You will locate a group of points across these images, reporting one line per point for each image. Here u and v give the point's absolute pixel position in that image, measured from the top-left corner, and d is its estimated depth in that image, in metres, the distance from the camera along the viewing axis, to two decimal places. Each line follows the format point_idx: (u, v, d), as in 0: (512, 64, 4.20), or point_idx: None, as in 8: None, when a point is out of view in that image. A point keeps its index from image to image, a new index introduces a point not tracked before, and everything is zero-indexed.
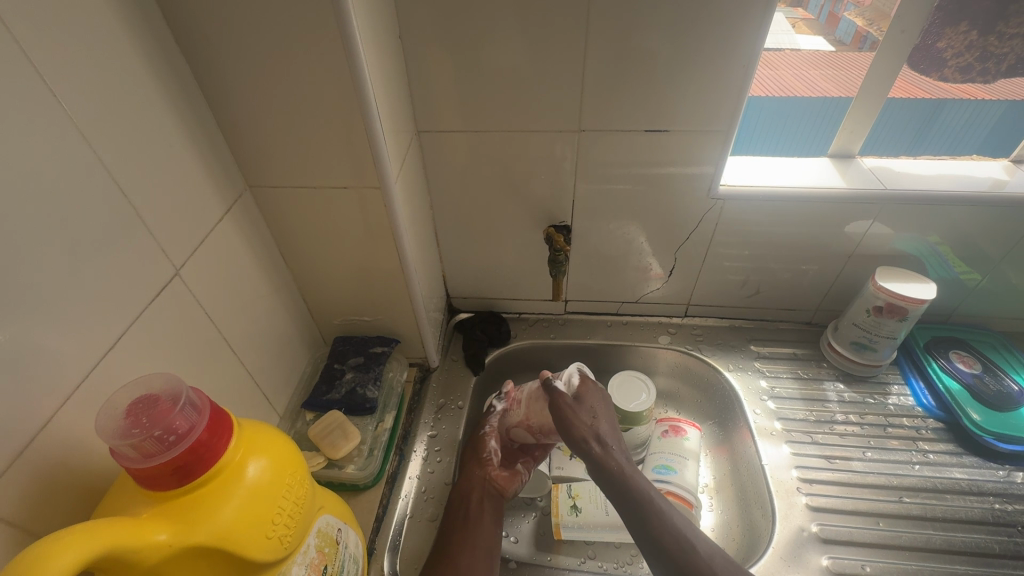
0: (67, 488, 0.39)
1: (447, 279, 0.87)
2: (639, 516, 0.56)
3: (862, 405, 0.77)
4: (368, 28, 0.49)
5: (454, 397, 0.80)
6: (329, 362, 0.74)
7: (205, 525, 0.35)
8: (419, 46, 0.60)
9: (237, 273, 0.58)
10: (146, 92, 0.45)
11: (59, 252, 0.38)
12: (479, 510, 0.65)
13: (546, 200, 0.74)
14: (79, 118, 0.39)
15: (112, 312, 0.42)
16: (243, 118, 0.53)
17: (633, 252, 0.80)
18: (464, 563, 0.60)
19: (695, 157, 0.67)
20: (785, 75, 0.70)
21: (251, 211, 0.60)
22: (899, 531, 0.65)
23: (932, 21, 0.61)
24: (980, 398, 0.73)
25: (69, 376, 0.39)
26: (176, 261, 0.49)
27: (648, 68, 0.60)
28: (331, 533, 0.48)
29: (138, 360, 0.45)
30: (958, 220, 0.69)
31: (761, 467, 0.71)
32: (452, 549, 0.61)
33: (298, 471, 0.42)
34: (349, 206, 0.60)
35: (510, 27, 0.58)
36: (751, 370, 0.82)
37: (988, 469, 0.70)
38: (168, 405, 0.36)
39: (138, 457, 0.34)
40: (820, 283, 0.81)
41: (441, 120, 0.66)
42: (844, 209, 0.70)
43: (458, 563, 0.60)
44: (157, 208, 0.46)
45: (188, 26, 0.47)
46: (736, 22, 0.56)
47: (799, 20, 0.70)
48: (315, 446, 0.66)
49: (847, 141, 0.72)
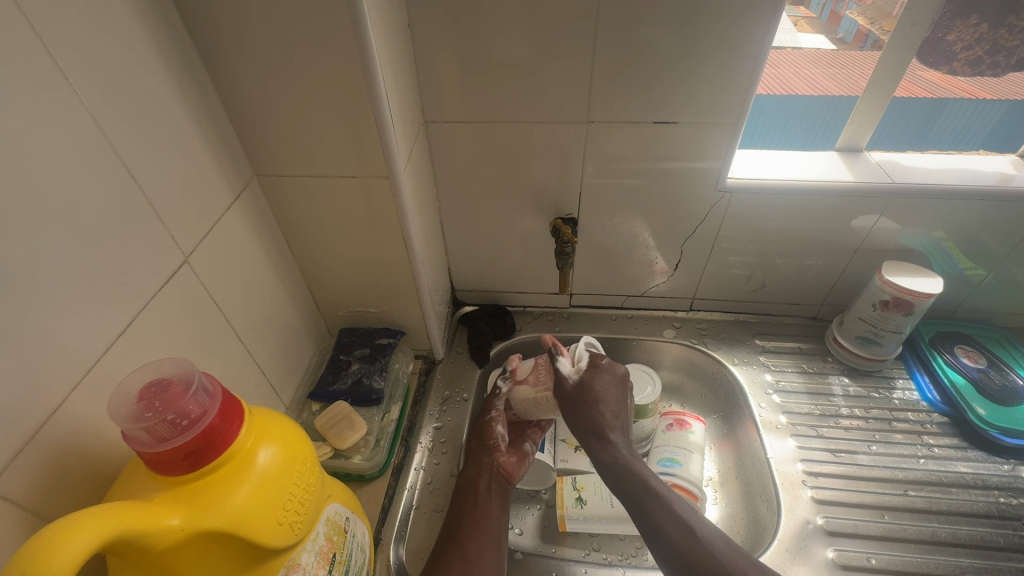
0: (79, 473, 0.39)
1: (452, 272, 0.87)
2: (649, 512, 0.54)
3: (867, 399, 0.77)
4: (377, 16, 0.49)
5: (459, 389, 0.80)
6: (335, 353, 0.74)
7: (217, 510, 0.35)
8: (428, 36, 0.60)
9: (244, 262, 0.57)
10: (156, 79, 0.44)
11: (70, 238, 0.38)
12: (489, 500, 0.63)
13: (552, 193, 0.74)
14: (90, 103, 0.38)
15: (122, 299, 0.42)
16: (252, 107, 0.53)
17: (638, 246, 0.79)
18: (474, 549, 0.58)
19: (702, 150, 0.67)
20: (787, 73, 0.69)
21: (258, 200, 0.60)
22: (904, 524, 0.65)
23: (942, 14, 0.60)
24: (985, 392, 0.73)
25: (80, 362, 0.39)
26: (186, 249, 0.49)
27: (658, 60, 0.59)
28: (339, 522, 0.48)
29: (148, 347, 0.45)
30: (964, 215, 0.69)
31: (767, 460, 0.72)
32: (463, 539, 0.59)
33: (308, 459, 0.42)
34: (356, 196, 0.60)
35: (520, 17, 0.57)
36: (756, 365, 0.82)
37: (993, 464, 0.70)
38: (180, 390, 0.36)
39: (150, 441, 0.34)
40: (826, 277, 0.81)
41: (448, 111, 0.66)
42: (851, 203, 0.70)
43: (466, 548, 0.58)
44: (166, 195, 0.46)
45: (197, 13, 0.47)
46: (747, 14, 0.55)
47: (801, 18, 0.68)
48: (321, 436, 0.66)
49: (854, 134, 0.71)
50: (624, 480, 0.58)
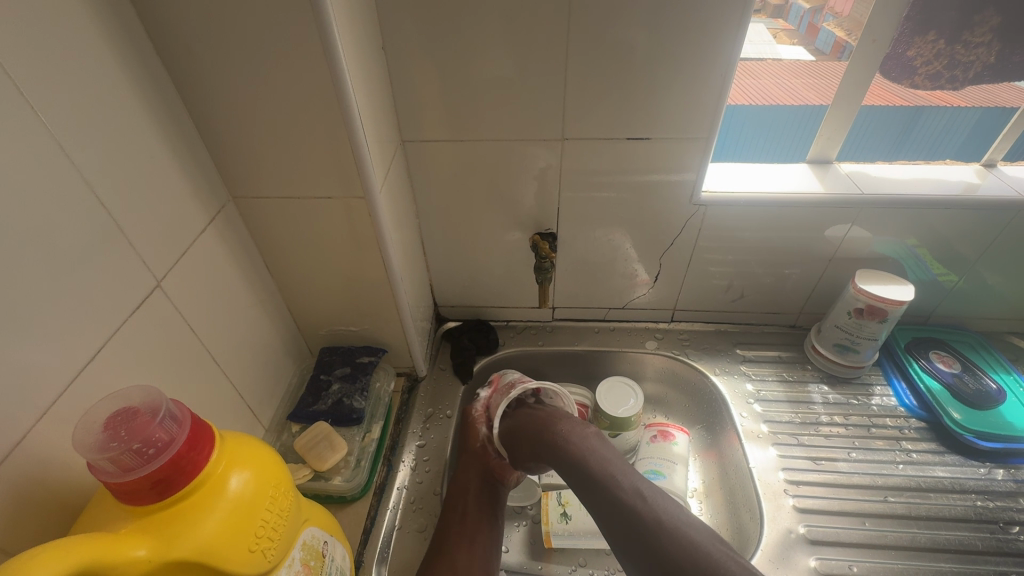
0: (43, 506, 0.38)
1: (434, 288, 0.87)
2: (600, 499, 0.54)
3: (846, 406, 0.78)
4: (350, 40, 0.50)
5: (442, 406, 0.80)
6: (315, 373, 0.73)
7: (187, 539, 0.34)
8: (403, 58, 0.61)
9: (220, 284, 0.57)
10: (127, 105, 0.45)
11: (36, 266, 0.37)
12: (480, 508, 0.64)
13: (531, 209, 0.74)
14: (60, 132, 0.39)
15: (93, 326, 0.42)
16: (225, 131, 0.54)
17: (618, 259, 0.80)
18: (462, 555, 0.59)
19: (677, 164, 0.68)
20: (766, 83, 0.71)
21: (235, 221, 0.60)
22: (885, 530, 0.65)
23: (901, 30, 0.63)
24: (960, 397, 0.75)
25: (45, 394, 0.38)
26: (158, 274, 0.48)
27: (629, 77, 0.61)
28: (316, 546, 0.48)
29: (118, 374, 0.44)
30: (933, 223, 0.71)
31: (749, 470, 0.72)
32: (451, 547, 0.60)
33: (281, 483, 0.42)
34: (334, 217, 0.60)
35: (492, 39, 0.59)
36: (737, 374, 0.83)
37: (969, 467, 0.71)
38: (147, 418, 0.36)
39: (117, 471, 0.34)
40: (803, 286, 0.82)
41: (424, 130, 0.67)
42: (822, 214, 0.72)
43: (455, 556, 0.59)
44: (137, 220, 0.46)
45: (169, 39, 0.47)
46: (711, 35, 0.57)
47: (779, 31, 0.71)
48: (301, 458, 0.65)
49: (824, 146, 0.73)
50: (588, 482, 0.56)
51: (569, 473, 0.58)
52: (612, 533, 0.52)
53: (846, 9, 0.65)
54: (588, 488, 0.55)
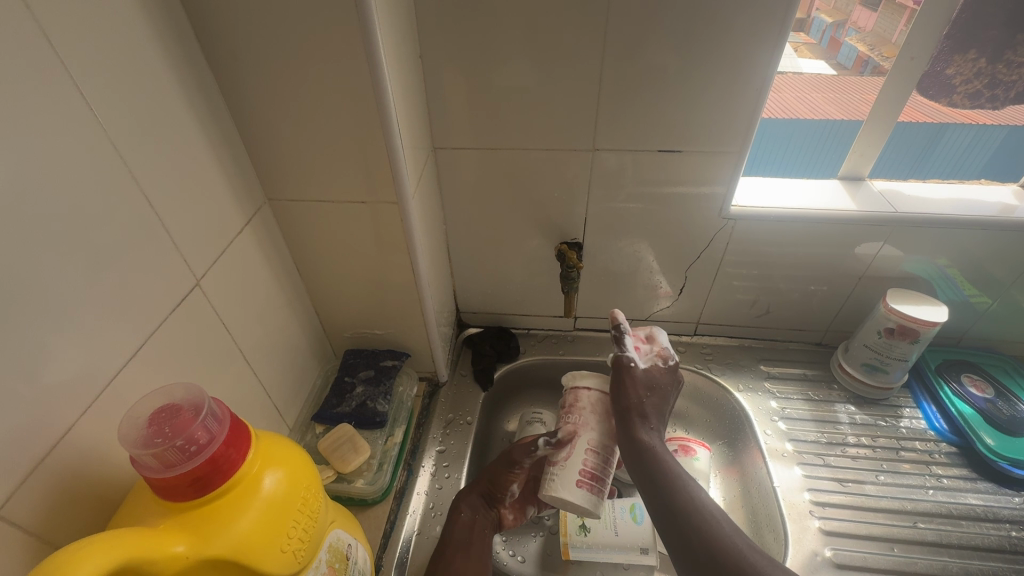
0: (84, 498, 0.39)
1: (457, 294, 0.87)
2: (658, 487, 0.57)
3: (874, 428, 0.77)
4: (391, 49, 0.51)
5: (463, 412, 0.80)
6: (339, 375, 0.74)
7: (222, 536, 0.35)
8: (438, 67, 0.62)
9: (254, 284, 0.58)
10: (175, 108, 0.46)
11: (85, 262, 0.38)
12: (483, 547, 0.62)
13: (557, 219, 0.75)
14: (113, 131, 0.40)
15: (135, 322, 0.43)
16: (265, 135, 0.55)
17: (643, 270, 0.80)
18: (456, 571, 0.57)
19: (708, 177, 0.68)
20: (788, 97, 0.70)
21: (269, 222, 0.61)
22: (915, 557, 0.64)
23: (941, 49, 0.61)
24: (993, 423, 0.73)
25: (89, 387, 0.39)
26: (197, 272, 0.49)
27: (662, 92, 0.61)
28: (342, 548, 0.48)
29: (156, 370, 0.45)
30: (968, 244, 0.70)
31: (773, 490, 0.71)
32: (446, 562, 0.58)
33: (313, 484, 0.42)
34: (365, 221, 0.61)
35: (527, 50, 0.59)
36: (761, 392, 0.82)
37: (1003, 496, 0.69)
38: (190, 415, 0.37)
39: (158, 466, 0.34)
40: (830, 303, 0.81)
41: (455, 137, 0.67)
42: (855, 231, 0.71)
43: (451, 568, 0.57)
44: (181, 219, 0.47)
45: (216, 44, 0.49)
46: (748, 50, 0.57)
47: (801, 45, 0.69)
48: (325, 459, 0.66)
49: (858, 163, 0.72)
50: (638, 463, 0.59)
51: (635, 466, 0.59)
52: (674, 533, 0.53)
53: (870, 24, 0.66)
54: (652, 478, 0.58)
